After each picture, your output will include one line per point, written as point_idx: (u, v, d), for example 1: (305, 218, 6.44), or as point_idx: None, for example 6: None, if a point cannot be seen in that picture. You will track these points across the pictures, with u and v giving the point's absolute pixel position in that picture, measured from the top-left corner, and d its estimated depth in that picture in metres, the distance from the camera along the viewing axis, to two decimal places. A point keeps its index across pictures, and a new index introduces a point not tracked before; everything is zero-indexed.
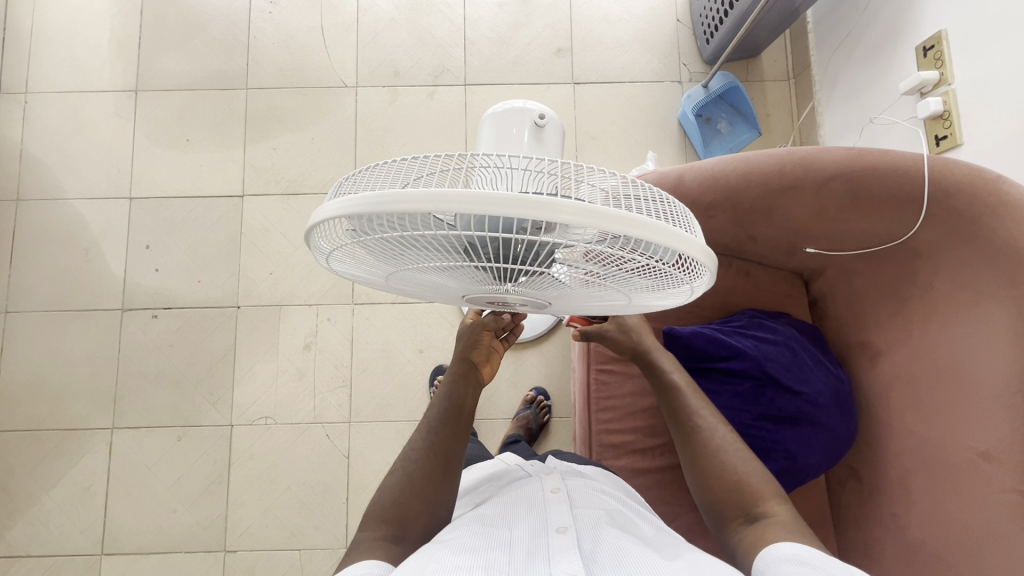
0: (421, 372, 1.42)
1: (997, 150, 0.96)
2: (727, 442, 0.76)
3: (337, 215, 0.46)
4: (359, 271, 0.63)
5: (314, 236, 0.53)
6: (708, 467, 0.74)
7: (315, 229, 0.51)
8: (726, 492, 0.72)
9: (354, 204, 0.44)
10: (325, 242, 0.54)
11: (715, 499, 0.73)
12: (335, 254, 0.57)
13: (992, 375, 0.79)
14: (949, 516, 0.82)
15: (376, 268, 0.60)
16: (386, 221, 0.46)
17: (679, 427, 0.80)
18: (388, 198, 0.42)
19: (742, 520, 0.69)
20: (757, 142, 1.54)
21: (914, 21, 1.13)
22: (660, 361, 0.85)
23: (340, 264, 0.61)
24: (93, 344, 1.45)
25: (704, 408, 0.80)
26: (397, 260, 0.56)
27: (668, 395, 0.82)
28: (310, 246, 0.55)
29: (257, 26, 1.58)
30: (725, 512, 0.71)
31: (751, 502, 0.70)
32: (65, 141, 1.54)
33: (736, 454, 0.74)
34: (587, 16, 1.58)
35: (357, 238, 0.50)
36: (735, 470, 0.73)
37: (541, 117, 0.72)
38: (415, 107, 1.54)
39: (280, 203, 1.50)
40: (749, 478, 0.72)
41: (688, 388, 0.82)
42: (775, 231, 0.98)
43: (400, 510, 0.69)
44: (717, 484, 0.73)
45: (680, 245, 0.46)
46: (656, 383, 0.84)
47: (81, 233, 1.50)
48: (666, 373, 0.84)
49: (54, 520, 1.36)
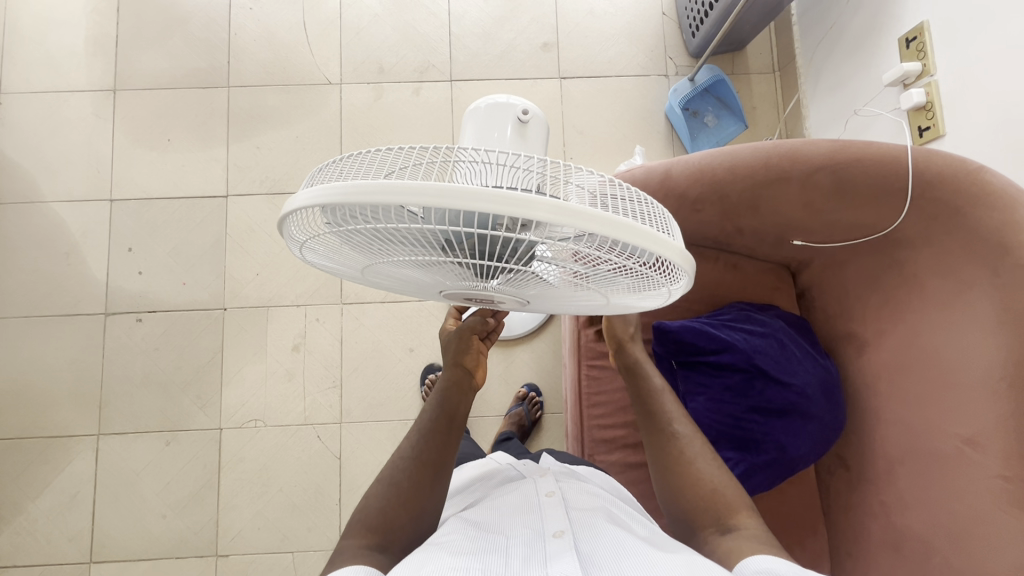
0: (411, 371, 1.41)
1: (979, 140, 0.97)
2: (702, 452, 0.76)
3: (311, 203, 0.45)
4: (336, 263, 0.62)
5: (288, 225, 0.52)
6: (683, 474, 0.74)
7: (289, 217, 0.50)
8: (703, 499, 0.71)
9: (327, 193, 0.44)
10: (299, 232, 0.53)
11: (688, 507, 0.72)
12: (310, 244, 0.56)
13: (975, 363, 0.79)
14: (936, 503, 0.83)
15: (353, 261, 0.60)
16: (361, 211, 0.45)
17: (653, 431, 0.79)
18: (363, 188, 0.42)
19: (715, 529, 0.69)
20: (744, 135, 1.54)
21: (898, 12, 1.13)
22: (643, 364, 0.86)
23: (315, 255, 0.60)
24: (76, 349, 1.42)
25: (678, 413, 0.81)
26: (373, 252, 0.55)
27: (645, 398, 0.83)
28: (284, 236, 0.55)
29: (238, 24, 1.56)
30: (699, 521, 0.71)
31: (725, 514, 0.69)
32: (42, 143, 1.51)
33: (708, 463, 0.75)
34: (573, 9, 1.58)
35: (332, 229, 0.50)
36: (708, 480, 0.73)
37: (524, 112, 0.72)
38: (401, 104, 1.53)
39: (265, 203, 1.49)
40: (722, 487, 0.72)
41: (666, 393, 0.83)
42: (762, 223, 0.99)
43: (385, 518, 0.68)
44: (692, 491, 0.72)
45: (659, 246, 0.46)
46: (634, 385, 0.85)
47: (60, 237, 1.47)
48: (646, 376, 0.85)
49: (41, 529, 1.34)
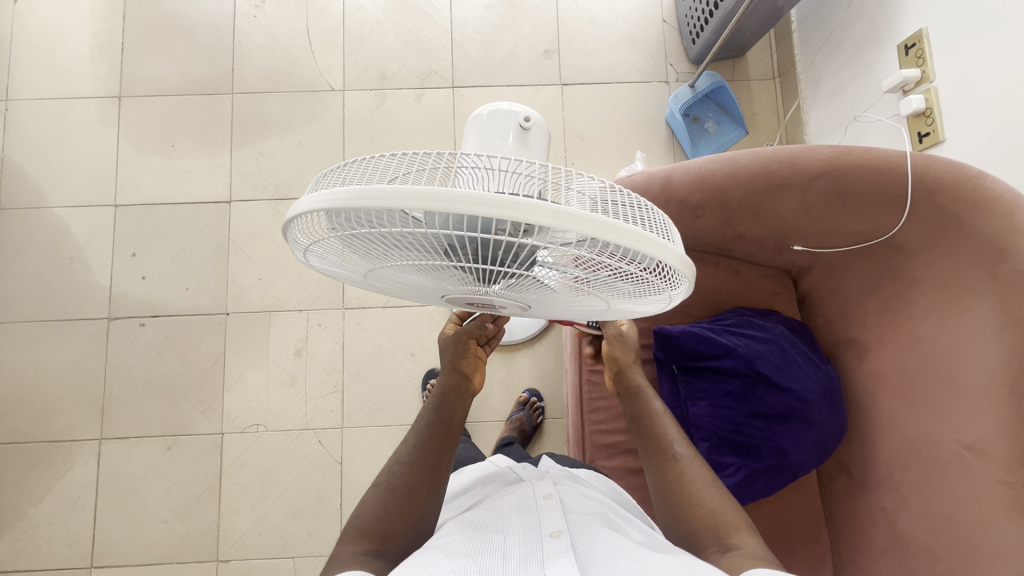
0: (413, 376, 1.42)
1: (979, 147, 0.97)
2: (701, 473, 0.76)
3: (315, 208, 0.45)
4: (338, 267, 0.63)
5: (292, 229, 0.52)
6: (682, 494, 0.74)
7: (293, 222, 0.50)
8: (700, 519, 0.71)
9: (331, 197, 0.44)
10: (303, 236, 0.54)
11: (688, 528, 0.72)
12: (314, 248, 0.56)
13: (977, 368, 0.79)
14: (938, 510, 0.83)
15: (355, 265, 0.60)
16: (365, 216, 0.46)
17: (653, 453, 0.80)
18: (366, 193, 0.42)
19: (716, 548, 0.68)
20: (744, 141, 1.55)
21: (897, 19, 1.14)
22: (644, 391, 0.86)
23: (318, 259, 0.61)
24: (79, 353, 1.43)
25: (675, 434, 0.81)
26: (375, 256, 0.55)
27: (647, 419, 0.83)
28: (288, 240, 0.55)
29: (243, 31, 1.57)
30: (700, 540, 0.70)
31: (724, 532, 0.69)
32: (48, 148, 1.52)
33: (708, 485, 0.75)
34: (574, 16, 1.59)
35: (336, 234, 0.50)
36: (707, 500, 0.73)
37: (526, 120, 0.72)
38: (403, 110, 1.54)
39: (268, 208, 1.50)
40: (720, 508, 0.72)
41: (665, 415, 0.83)
42: (762, 229, 1.00)
43: (381, 526, 0.68)
44: (693, 512, 0.72)
45: (659, 252, 0.46)
46: (632, 408, 0.86)
47: (65, 241, 1.48)
48: (646, 400, 0.85)
49: (42, 534, 1.34)
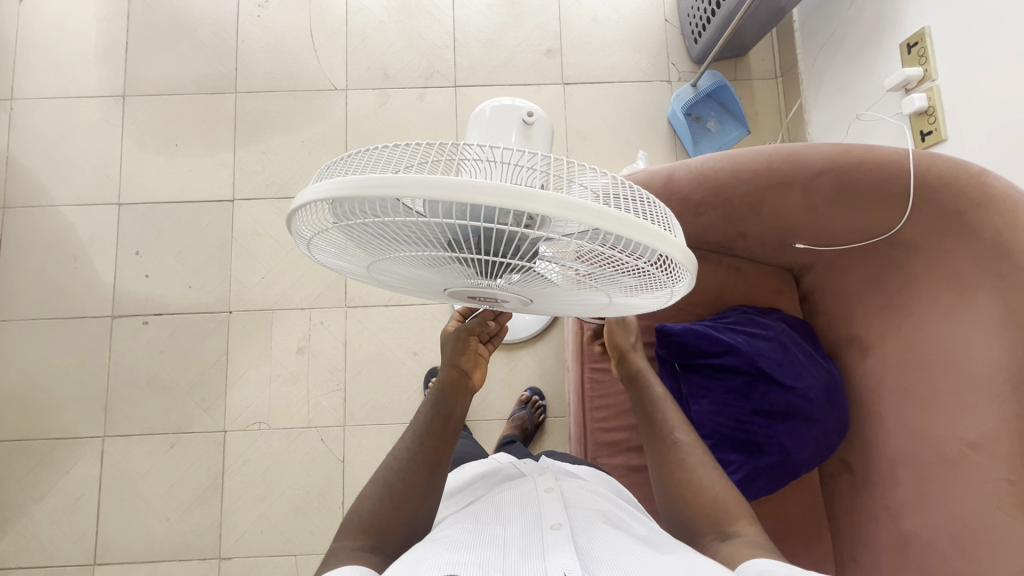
0: (415, 374, 1.42)
1: (981, 145, 0.97)
2: (702, 461, 0.76)
3: (320, 197, 0.46)
4: (341, 260, 0.63)
5: (295, 220, 0.52)
6: (683, 481, 0.74)
7: (297, 213, 0.51)
8: (702, 506, 0.71)
9: (336, 186, 0.44)
10: (306, 228, 0.54)
11: (688, 514, 0.72)
12: (317, 241, 0.57)
13: (980, 364, 0.79)
14: (942, 508, 0.82)
15: (358, 258, 0.60)
16: (369, 207, 0.46)
17: (656, 439, 0.80)
18: (370, 182, 0.42)
19: (715, 535, 0.68)
20: (747, 140, 1.55)
21: (899, 18, 1.14)
22: (646, 374, 0.87)
23: (321, 252, 0.61)
24: (82, 350, 1.44)
25: (677, 419, 0.82)
26: (378, 248, 0.55)
27: (648, 407, 0.83)
28: (291, 233, 0.55)
29: (246, 29, 1.58)
30: (697, 528, 0.70)
31: (725, 519, 0.69)
32: (53, 147, 1.53)
33: (710, 472, 0.75)
34: (576, 16, 1.59)
35: (339, 225, 0.51)
36: (709, 488, 0.72)
37: (529, 115, 0.73)
38: (406, 109, 1.54)
39: (271, 207, 1.50)
40: (722, 495, 0.72)
41: (667, 402, 0.84)
42: (764, 226, 1.00)
43: (378, 520, 0.68)
44: (691, 499, 0.72)
45: (661, 243, 0.46)
46: (637, 396, 0.86)
47: (69, 240, 1.48)
48: (649, 385, 0.86)
49: (45, 531, 1.34)
